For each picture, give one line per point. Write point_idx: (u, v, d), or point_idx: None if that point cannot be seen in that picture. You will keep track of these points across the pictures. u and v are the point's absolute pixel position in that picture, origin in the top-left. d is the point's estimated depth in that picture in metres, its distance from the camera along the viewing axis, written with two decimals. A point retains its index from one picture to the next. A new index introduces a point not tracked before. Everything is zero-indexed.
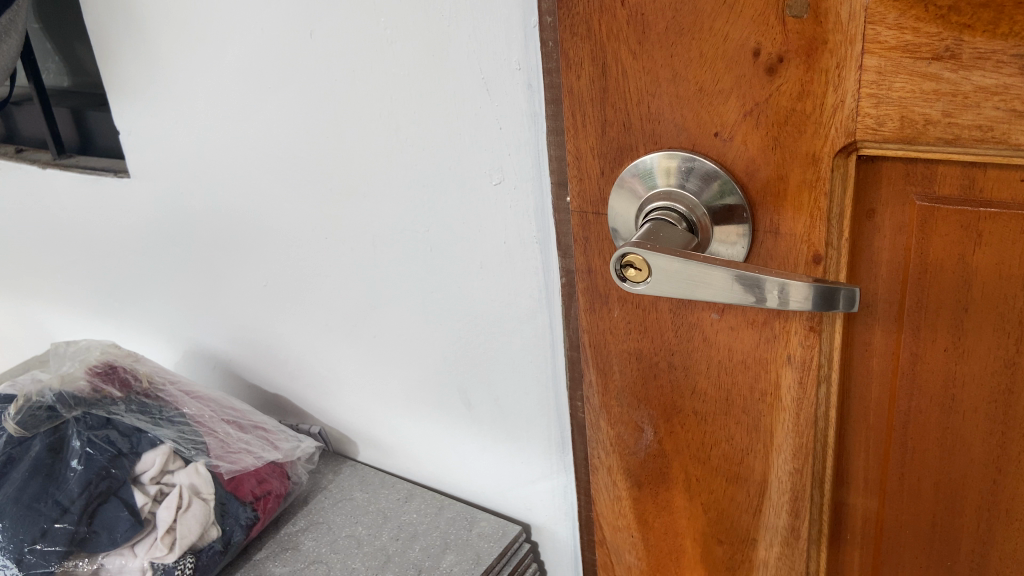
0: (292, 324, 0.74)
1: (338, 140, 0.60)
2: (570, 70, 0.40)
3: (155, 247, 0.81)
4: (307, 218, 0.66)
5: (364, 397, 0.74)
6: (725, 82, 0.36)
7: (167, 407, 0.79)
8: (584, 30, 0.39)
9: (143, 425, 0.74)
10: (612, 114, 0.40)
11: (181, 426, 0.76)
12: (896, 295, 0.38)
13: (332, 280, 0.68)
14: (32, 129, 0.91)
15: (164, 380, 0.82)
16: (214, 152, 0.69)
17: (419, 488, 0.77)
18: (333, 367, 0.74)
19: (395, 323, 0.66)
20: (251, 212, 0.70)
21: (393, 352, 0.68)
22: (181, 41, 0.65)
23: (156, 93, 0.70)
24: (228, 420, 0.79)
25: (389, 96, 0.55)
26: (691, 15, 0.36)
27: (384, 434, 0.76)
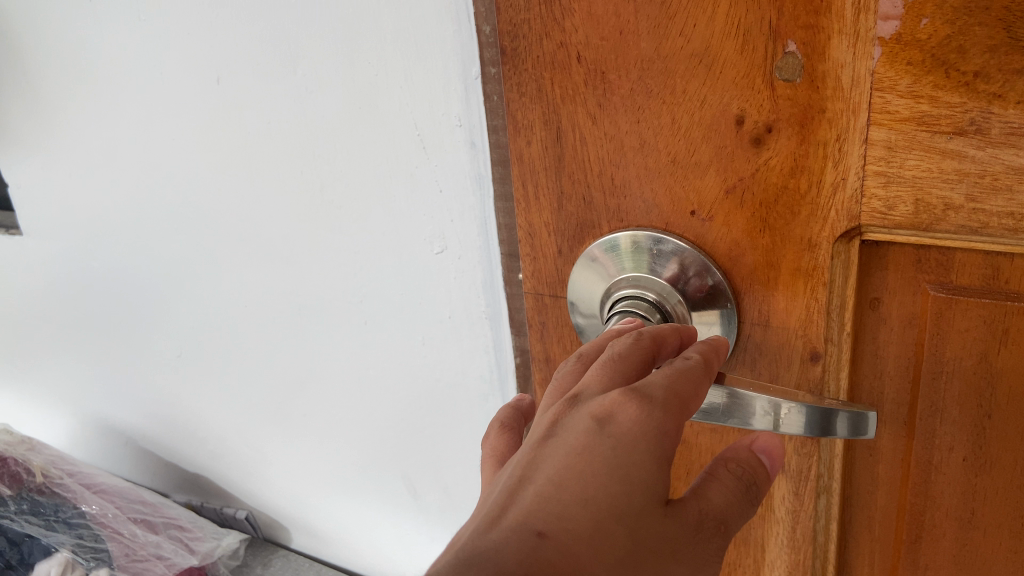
0: (214, 400, 0.71)
1: (255, 201, 0.53)
2: (518, 133, 0.34)
3: (60, 309, 0.78)
4: (226, 283, 0.60)
5: (301, 480, 0.71)
6: (704, 155, 0.30)
7: (66, 505, 0.86)
8: (534, 88, 0.32)
9: (35, 531, 0.81)
10: (570, 185, 0.34)
11: (81, 530, 0.83)
12: (908, 390, 0.33)
13: (263, 351, 0.62)
14: None
15: (60, 474, 0.88)
16: (118, 209, 0.63)
17: None
18: (259, 448, 0.71)
19: (333, 394, 0.60)
20: (175, 270, 0.63)
21: (327, 429, 0.64)
22: (70, 86, 0.58)
23: (45, 143, 0.63)
24: (137, 517, 0.86)
25: (310, 151, 0.48)
26: (661, 76, 0.29)
27: (319, 523, 0.76)
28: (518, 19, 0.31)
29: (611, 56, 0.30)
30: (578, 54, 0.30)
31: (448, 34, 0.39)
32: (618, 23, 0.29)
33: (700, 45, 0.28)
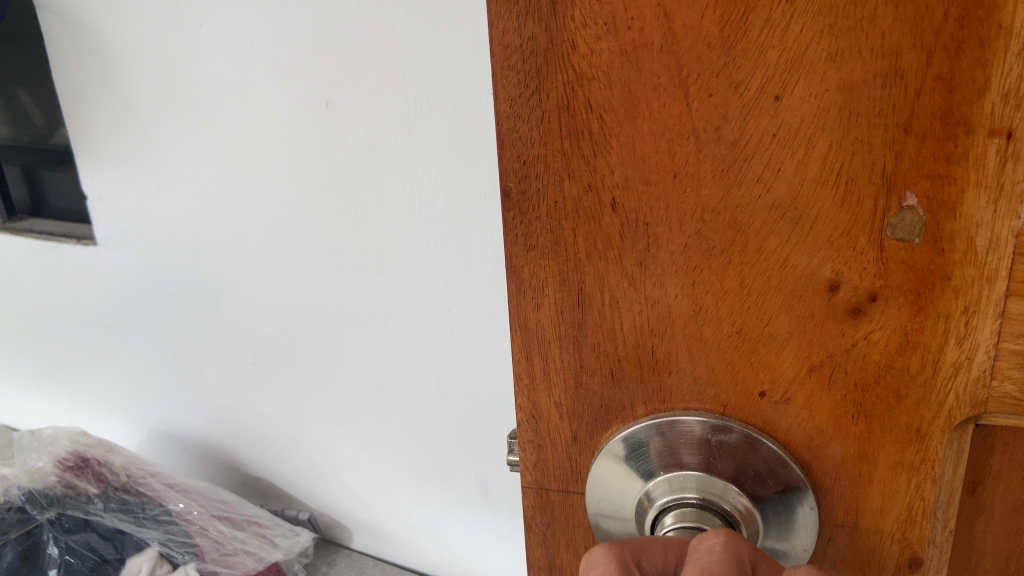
0: (298, 398, 0.81)
1: (352, 215, 0.67)
2: (522, 294, 0.25)
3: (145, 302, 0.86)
4: (315, 290, 0.73)
5: (367, 480, 0.83)
6: (781, 328, 0.23)
7: (151, 504, 0.81)
8: (547, 242, 0.24)
9: (125, 527, 0.78)
10: (594, 359, 0.26)
11: (168, 526, 0.79)
12: (999, 573, 0.28)
13: (348, 355, 0.75)
14: None
15: (143, 474, 0.85)
16: (225, 227, 0.75)
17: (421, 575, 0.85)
18: (329, 450, 0.83)
19: (403, 400, 0.75)
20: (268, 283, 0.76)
21: (397, 429, 0.77)
22: (192, 117, 0.71)
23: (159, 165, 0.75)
24: (219, 515, 0.83)
25: (413, 171, 0.62)
26: (727, 229, 0.22)
27: (382, 516, 0.85)
28: (530, 155, 0.23)
29: (660, 202, 0.22)
30: (612, 200, 0.23)
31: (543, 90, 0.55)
32: (671, 163, 0.22)
33: (786, 194, 0.21)
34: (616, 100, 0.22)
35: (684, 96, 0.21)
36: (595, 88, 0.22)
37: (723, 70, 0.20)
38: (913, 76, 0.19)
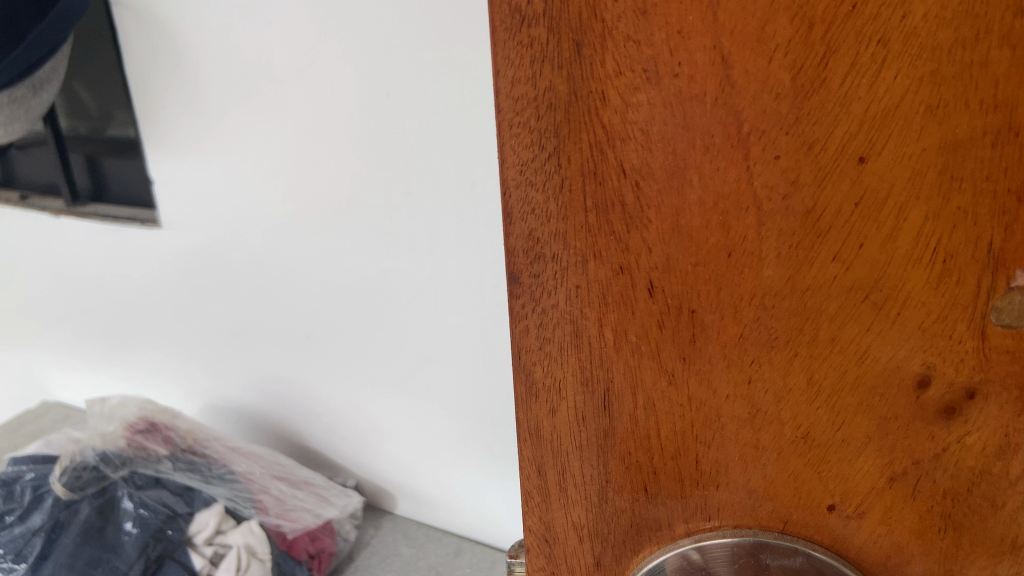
0: (332, 376, 0.76)
1: (404, 191, 0.61)
2: (534, 401, 0.26)
3: (178, 285, 0.81)
4: (357, 263, 0.67)
5: (412, 452, 0.77)
6: (855, 428, 0.22)
7: (215, 465, 0.76)
8: (567, 337, 0.24)
9: (193, 484, 0.72)
10: (623, 474, 0.26)
11: (233, 484, 0.74)
12: None
13: (390, 334, 0.70)
14: (45, 173, 0.86)
15: (208, 437, 0.78)
16: (257, 204, 0.69)
17: (467, 541, 0.78)
18: (376, 417, 0.77)
19: (446, 373, 0.69)
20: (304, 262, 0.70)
21: (447, 399, 0.71)
22: (220, 84, 0.64)
23: (188, 137, 0.69)
24: (279, 477, 0.77)
25: (466, 153, 0.56)
26: (794, 318, 0.21)
27: (427, 485, 0.79)
28: (542, 231, 0.23)
29: (716, 296, 0.22)
30: (650, 286, 0.22)
31: None
32: (727, 241, 0.21)
33: (868, 275, 0.20)
34: (659, 170, 0.21)
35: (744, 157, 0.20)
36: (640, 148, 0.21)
37: (790, 130, 0.19)
38: (1005, 171, 0.18)
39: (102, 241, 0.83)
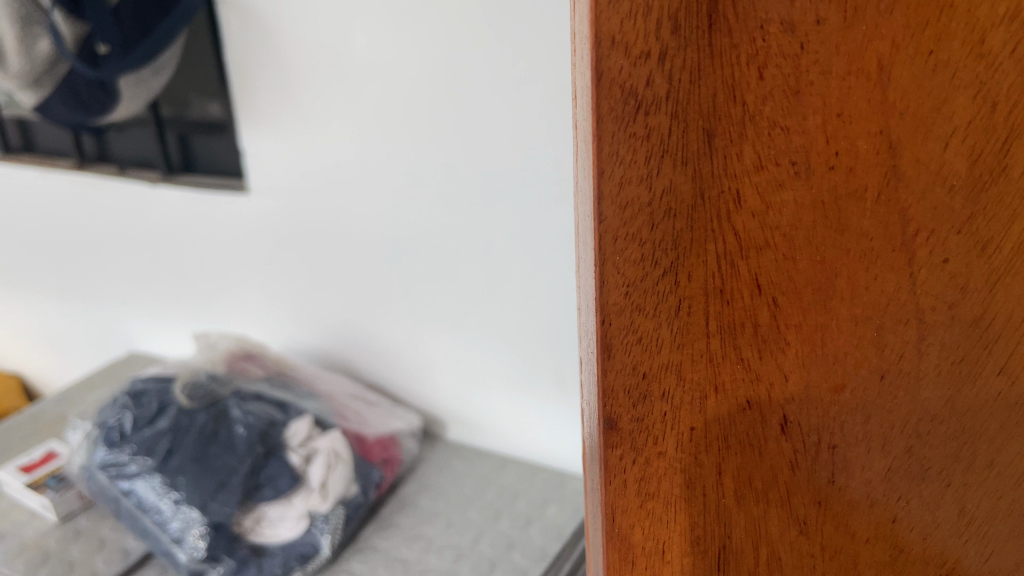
0: (426, 348, 2.30)
1: (494, 123, 1.87)
2: (620, 471, 0.66)
3: (379, 213, 2.16)
4: (473, 188, 1.99)
5: (472, 386, 2.29)
6: (984, 430, 0.59)
7: (302, 391, 2.20)
8: (684, 478, 0.65)
9: (287, 400, 2.11)
10: (773, 507, 0.66)
11: (309, 399, 2.16)
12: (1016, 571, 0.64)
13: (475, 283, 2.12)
14: (137, 142, 2.53)
15: (302, 369, 2.30)
16: (424, 128, 1.98)
17: (502, 458, 2.30)
18: (465, 326, 2.20)
19: (504, 252, 2.03)
20: (451, 191, 2.03)
21: (502, 282, 2.08)
22: (364, 71, 1.99)
23: (334, 104, 2.08)
24: (358, 398, 2.29)
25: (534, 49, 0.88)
26: (949, 367, 0.58)
27: (485, 408, 2.30)
28: (681, 356, 0.62)
29: (903, 363, 0.59)
30: (782, 420, 0.63)
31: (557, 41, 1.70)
32: (889, 339, 0.59)
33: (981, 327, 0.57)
34: (795, 284, 0.58)
35: (915, 253, 0.56)
36: (770, 236, 0.57)
37: (961, 229, 0.55)
38: (1008, 362, 0.58)
39: (275, 241, 2.39)
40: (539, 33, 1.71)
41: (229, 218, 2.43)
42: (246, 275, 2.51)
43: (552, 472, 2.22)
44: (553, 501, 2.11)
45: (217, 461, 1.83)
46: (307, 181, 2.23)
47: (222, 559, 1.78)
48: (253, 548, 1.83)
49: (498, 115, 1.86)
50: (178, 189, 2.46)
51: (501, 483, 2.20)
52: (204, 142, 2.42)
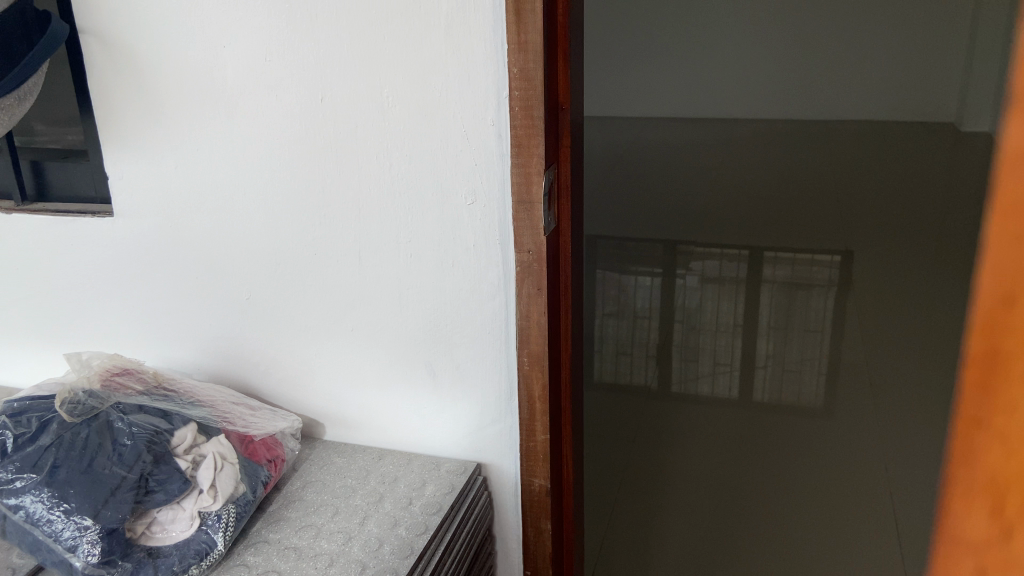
0: (302, 348, 2.37)
1: (369, 138, 2.08)
2: None
3: (252, 228, 2.26)
4: (349, 202, 2.15)
5: (347, 381, 2.38)
6: None
7: (183, 398, 2.22)
8: None
9: (168, 408, 2.11)
10: None
11: (193, 407, 2.18)
12: None
13: (346, 285, 2.25)
14: None
15: (177, 379, 2.30)
16: (299, 142, 2.13)
17: (381, 450, 2.41)
18: (339, 330, 2.32)
19: (378, 258, 2.20)
20: (326, 208, 2.18)
21: (380, 284, 2.22)
22: (243, 92, 2.11)
23: (211, 126, 2.17)
24: (238, 402, 2.32)
25: None
26: None
27: (362, 401, 2.39)
28: None
29: None
30: None
31: (435, 62, 1.95)
32: None
33: None
34: None
35: None
36: None
37: None
38: None
39: (139, 256, 2.38)
40: (416, 56, 1.95)
41: (88, 241, 2.40)
42: (108, 293, 2.46)
43: (427, 457, 2.37)
44: (432, 480, 2.26)
45: (105, 471, 1.82)
46: (175, 200, 2.28)
47: (119, 563, 1.80)
48: (149, 550, 1.87)
49: (372, 136, 2.07)
50: (34, 214, 2.41)
51: (383, 470, 2.32)
52: (57, 168, 2.39)
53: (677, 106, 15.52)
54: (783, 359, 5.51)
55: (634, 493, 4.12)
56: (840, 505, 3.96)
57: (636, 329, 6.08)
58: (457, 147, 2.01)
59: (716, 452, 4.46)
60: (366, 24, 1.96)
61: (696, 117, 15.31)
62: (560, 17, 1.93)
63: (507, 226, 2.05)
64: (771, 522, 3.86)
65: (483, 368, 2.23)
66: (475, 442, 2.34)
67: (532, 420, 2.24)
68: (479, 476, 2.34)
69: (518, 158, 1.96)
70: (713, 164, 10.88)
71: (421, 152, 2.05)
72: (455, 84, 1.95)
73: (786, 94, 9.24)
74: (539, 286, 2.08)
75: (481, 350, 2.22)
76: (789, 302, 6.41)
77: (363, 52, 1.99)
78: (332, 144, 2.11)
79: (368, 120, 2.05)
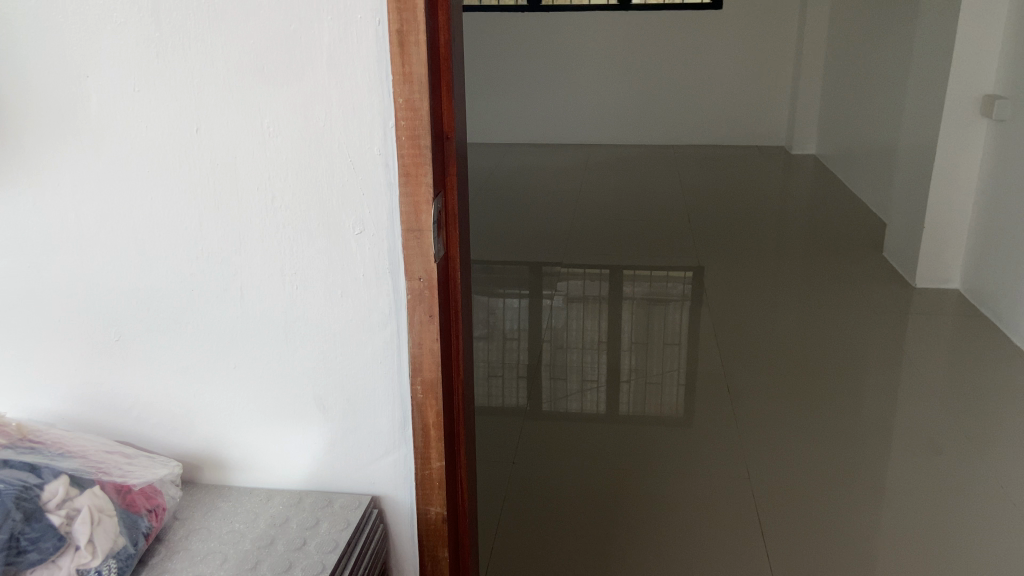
0: (180, 389, 2.25)
1: (250, 168, 2.02)
2: None
3: (122, 264, 2.14)
4: (230, 234, 2.08)
5: (230, 421, 2.28)
6: None
7: (52, 449, 2.08)
8: None
9: (40, 461, 1.98)
10: None
11: (64, 459, 2.03)
12: None
13: (227, 321, 2.17)
14: None
15: (42, 429, 2.18)
16: (173, 173, 2.04)
17: (270, 490, 2.32)
18: (221, 368, 2.22)
19: (261, 291, 2.13)
20: (204, 241, 2.09)
21: (264, 318, 2.16)
22: (110, 122, 2.01)
23: (74, 158, 2.05)
24: (111, 450, 2.18)
25: None
26: None
27: (247, 440, 2.30)
28: None
29: None
30: None
31: (318, 92, 1.92)
32: None
33: None
34: None
35: None
36: None
37: None
38: None
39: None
40: (297, 86, 1.93)
41: None
42: None
43: (319, 493, 2.31)
44: (326, 517, 2.19)
45: None
46: (32, 237, 2.13)
47: None
48: None
49: (251, 167, 2.01)
50: None
51: (272, 511, 2.23)
52: None
53: (535, 132, 15.98)
54: (646, 372, 5.75)
55: (516, 513, 4.17)
56: (707, 508, 4.18)
57: (506, 351, 6.16)
58: (342, 177, 1.99)
59: (591, 466, 4.58)
60: (243, 54, 1.91)
61: (552, 143, 15.80)
62: (443, 49, 1.95)
63: (396, 255, 2.05)
64: (646, 530, 4.02)
65: (375, 399, 2.21)
66: (368, 474, 2.31)
67: (427, 449, 2.22)
68: (374, 508, 2.30)
69: (407, 187, 1.97)
70: (571, 188, 11.26)
71: (305, 182, 2.01)
72: (339, 114, 1.94)
73: (635, 120, 9.73)
74: (431, 313, 2.08)
75: (372, 380, 2.19)
76: (648, 318, 6.71)
77: (241, 81, 1.94)
78: (208, 174, 2.03)
79: (247, 151, 2.00)
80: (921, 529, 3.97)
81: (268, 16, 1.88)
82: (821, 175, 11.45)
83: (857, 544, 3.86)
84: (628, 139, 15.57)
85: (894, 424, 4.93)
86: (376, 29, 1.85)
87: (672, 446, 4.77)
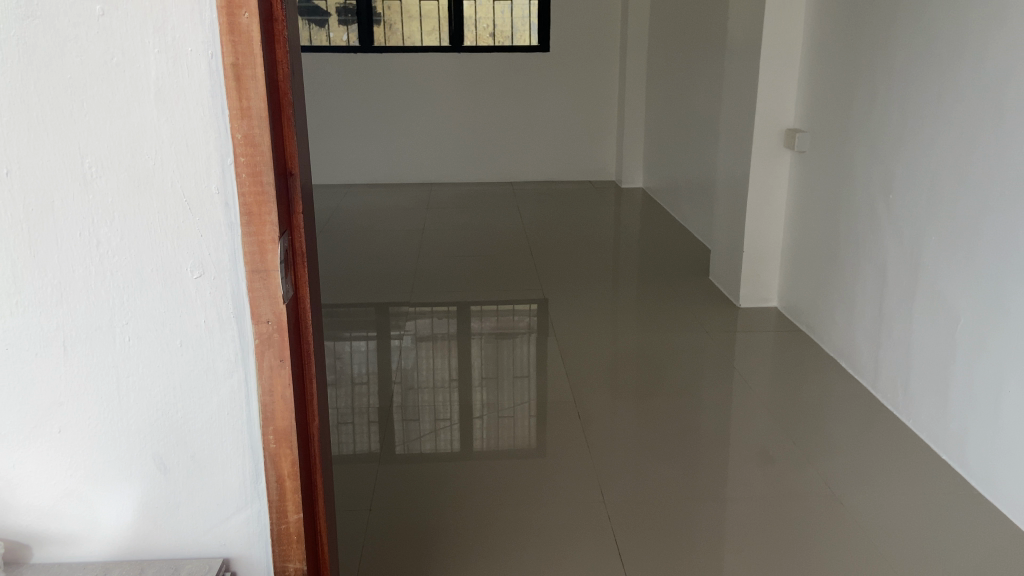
0: None
1: (70, 215, 1.85)
2: None
3: None
4: (48, 286, 1.89)
5: (56, 492, 2.05)
6: None
7: None
8: None
9: None
10: None
11: None
12: None
13: (45, 381, 1.96)
14: None
15: None
16: None
17: (107, 563, 2.10)
18: (41, 435, 2.00)
19: (87, 346, 1.94)
20: (17, 294, 1.89)
21: (89, 375, 1.97)
22: None
23: None
24: None
25: None
26: None
27: (77, 513, 2.08)
28: None
29: None
30: None
31: (147, 130, 1.81)
32: None
33: None
34: None
35: None
36: None
37: None
38: None
39: None
40: (124, 122, 1.80)
41: None
42: None
43: (164, 561, 2.12)
44: None
45: None
46: None
47: None
48: None
49: (72, 211, 1.85)
50: None
51: None
52: None
53: (374, 174, 15.87)
54: (498, 407, 5.78)
55: (377, 560, 4.04)
56: (566, 535, 4.23)
57: (356, 396, 5.98)
58: (177, 218, 1.87)
59: (450, 506, 4.52)
60: (60, 90, 1.77)
61: (391, 183, 15.76)
62: (282, 83, 1.89)
63: (240, 299, 1.95)
64: (509, 564, 4.00)
65: (222, 452, 2.07)
66: (218, 535, 2.15)
67: (283, 502, 2.10)
68: (227, 570, 2.14)
69: (249, 226, 1.88)
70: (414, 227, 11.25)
71: (134, 225, 1.87)
72: (171, 153, 1.83)
73: (474, 158, 9.91)
74: (281, 357, 1.98)
75: (218, 433, 2.05)
76: (497, 352, 6.78)
77: (57, 119, 1.79)
78: (20, 221, 1.84)
79: (65, 193, 1.83)
80: (762, 532, 4.23)
81: (87, 49, 1.75)
82: (649, 207, 12.15)
83: (707, 553, 4.05)
84: (466, 177, 15.84)
85: (732, 437, 5.24)
86: (208, 62, 1.77)
87: (529, 477, 4.80)
